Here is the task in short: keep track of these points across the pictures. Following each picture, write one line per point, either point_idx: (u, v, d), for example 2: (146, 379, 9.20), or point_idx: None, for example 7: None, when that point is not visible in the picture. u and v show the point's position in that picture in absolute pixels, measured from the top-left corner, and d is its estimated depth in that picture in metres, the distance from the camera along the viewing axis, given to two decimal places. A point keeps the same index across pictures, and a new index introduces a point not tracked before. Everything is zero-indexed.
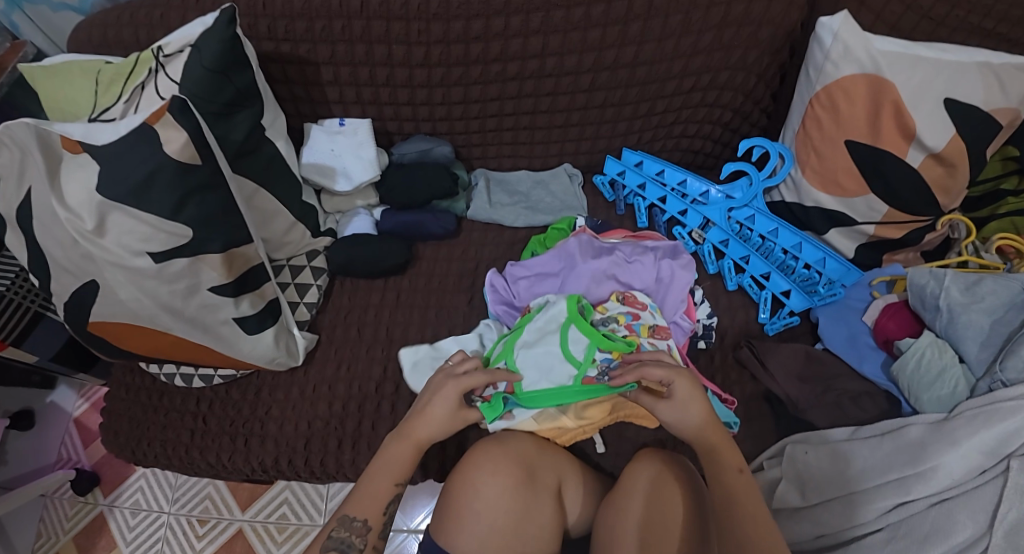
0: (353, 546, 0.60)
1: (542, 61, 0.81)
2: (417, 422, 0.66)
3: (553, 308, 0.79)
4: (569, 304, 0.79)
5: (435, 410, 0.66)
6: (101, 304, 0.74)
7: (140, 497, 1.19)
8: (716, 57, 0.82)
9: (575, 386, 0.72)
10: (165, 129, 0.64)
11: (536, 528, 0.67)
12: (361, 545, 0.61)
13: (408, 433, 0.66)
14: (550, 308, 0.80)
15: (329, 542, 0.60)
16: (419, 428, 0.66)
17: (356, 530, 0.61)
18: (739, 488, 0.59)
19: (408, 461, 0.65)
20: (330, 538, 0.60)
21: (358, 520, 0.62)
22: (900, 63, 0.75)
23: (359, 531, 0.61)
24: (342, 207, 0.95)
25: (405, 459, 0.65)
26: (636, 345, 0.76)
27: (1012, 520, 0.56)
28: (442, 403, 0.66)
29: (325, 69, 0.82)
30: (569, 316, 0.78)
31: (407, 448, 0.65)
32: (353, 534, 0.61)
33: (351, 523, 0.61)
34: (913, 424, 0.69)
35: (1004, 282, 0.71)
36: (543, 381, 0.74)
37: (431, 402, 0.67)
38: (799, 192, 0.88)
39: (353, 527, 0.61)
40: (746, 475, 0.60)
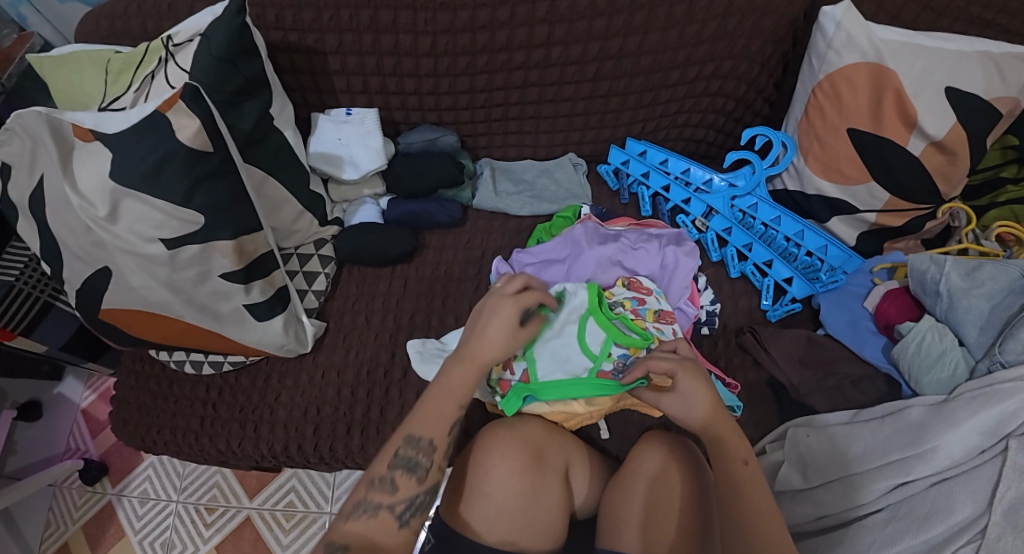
0: (420, 464, 0.62)
1: (547, 50, 0.82)
2: (481, 342, 0.66)
3: (573, 299, 0.80)
4: (591, 294, 0.79)
5: (494, 334, 0.66)
6: (112, 291, 0.74)
7: (148, 487, 1.20)
8: (720, 46, 0.83)
9: (591, 380, 0.75)
10: (177, 116, 0.65)
11: (545, 509, 0.68)
12: (428, 464, 0.63)
13: (471, 355, 0.66)
14: (571, 294, 0.80)
15: (396, 459, 0.62)
16: (479, 348, 0.66)
17: (423, 448, 0.62)
18: (743, 479, 0.59)
19: (470, 381, 0.65)
20: (398, 455, 0.62)
21: (425, 439, 0.63)
22: (902, 51, 0.77)
23: (426, 450, 0.62)
24: (349, 196, 0.96)
25: (467, 380, 0.65)
26: (651, 338, 0.78)
27: (1011, 498, 0.58)
28: (500, 321, 0.67)
29: (332, 58, 0.83)
30: (590, 306, 0.79)
31: (470, 369, 0.65)
32: (419, 452, 0.62)
33: (418, 441, 0.62)
34: (912, 406, 0.71)
35: (1003, 267, 0.72)
36: (559, 372, 0.77)
37: (490, 321, 0.67)
38: (802, 180, 0.88)
39: (420, 446, 0.62)
40: (751, 466, 0.60)
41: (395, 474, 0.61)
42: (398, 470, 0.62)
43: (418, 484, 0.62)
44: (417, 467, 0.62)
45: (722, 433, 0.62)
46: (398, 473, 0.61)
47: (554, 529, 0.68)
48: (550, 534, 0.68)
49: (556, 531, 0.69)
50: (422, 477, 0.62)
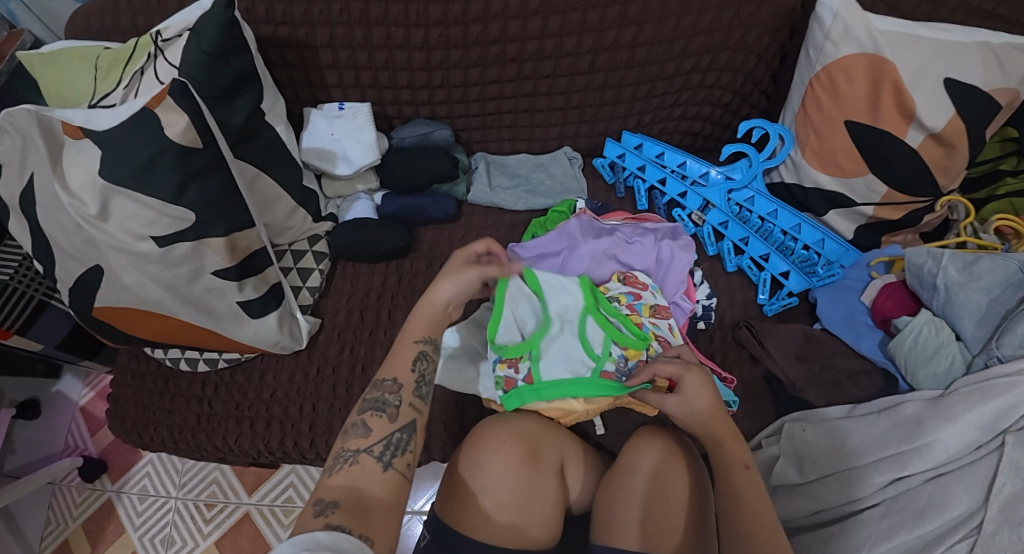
0: (389, 402, 0.59)
1: (541, 43, 0.81)
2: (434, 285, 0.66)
3: (570, 296, 0.81)
4: (585, 290, 0.80)
5: (447, 274, 0.67)
6: (105, 289, 0.74)
7: (147, 483, 1.20)
8: (716, 37, 0.82)
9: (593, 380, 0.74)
10: (167, 112, 0.65)
11: (541, 505, 0.68)
12: (396, 402, 0.59)
13: (429, 300, 0.66)
14: (565, 292, 0.81)
15: (365, 404, 0.59)
16: (435, 290, 0.66)
17: (388, 388, 0.60)
18: (742, 483, 0.59)
19: (431, 322, 0.65)
20: (365, 399, 0.59)
21: (388, 379, 0.60)
22: (900, 42, 0.75)
23: (392, 389, 0.60)
24: (342, 192, 0.95)
25: (429, 320, 0.65)
26: (650, 340, 0.78)
27: (1008, 493, 0.57)
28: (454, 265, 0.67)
29: (324, 52, 0.82)
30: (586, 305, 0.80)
31: (430, 311, 0.65)
32: (385, 391, 0.59)
33: (383, 383, 0.60)
34: (909, 401, 0.71)
35: (1001, 261, 0.71)
36: (562, 370, 0.76)
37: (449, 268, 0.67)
38: (799, 173, 0.87)
39: (385, 386, 0.60)
40: (752, 471, 0.60)
41: (365, 417, 0.58)
42: (367, 412, 0.58)
43: (391, 422, 0.58)
44: (386, 406, 0.58)
45: (721, 436, 0.62)
46: (368, 415, 0.58)
47: (550, 524, 0.68)
48: (546, 529, 0.68)
49: (553, 527, 0.68)
50: (393, 414, 0.58)
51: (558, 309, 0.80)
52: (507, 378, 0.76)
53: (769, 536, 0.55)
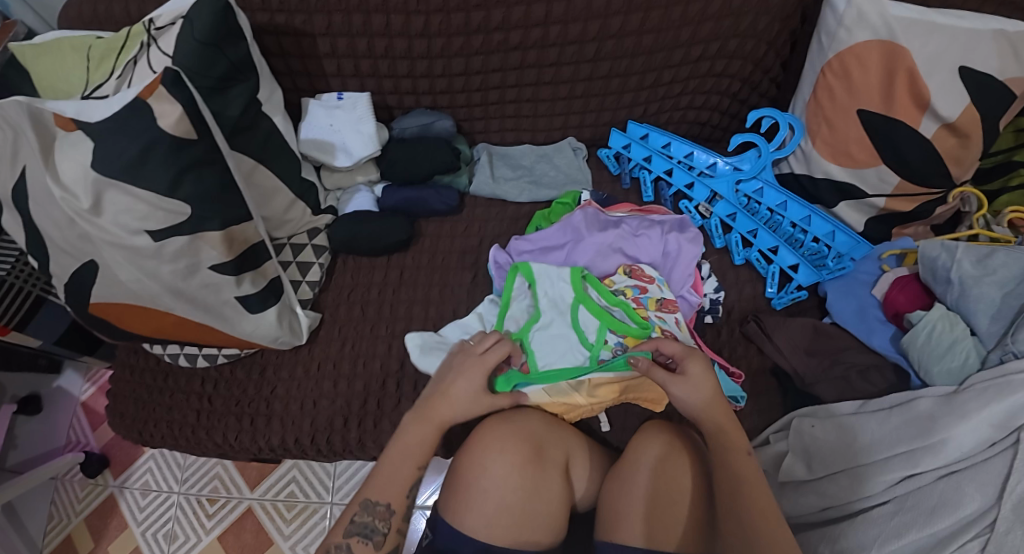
0: (377, 530, 0.62)
1: (545, 30, 0.79)
2: (444, 402, 0.67)
3: (560, 288, 0.80)
4: (576, 279, 0.79)
5: (457, 390, 0.68)
6: (101, 285, 0.73)
7: (149, 479, 1.20)
8: (725, 24, 0.79)
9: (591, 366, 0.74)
10: (159, 102, 0.63)
11: (546, 504, 0.67)
12: (385, 529, 0.62)
13: (430, 414, 0.67)
14: (556, 283, 0.80)
15: (352, 527, 0.61)
16: (441, 408, 0.67)
17: (379, 514, 0.62)
18: (745, 471, 0.60)
19: (432, 431, 0.66)
20: (353, 523, 0.61)
21: (381, 504, 0.62)
22: (915, 29, 0.73)
23: (381, 515, 0.62)
24: (342, 183, 0.93)
25: (428, 439, 0.66)
26: (648, 324, 0.77)
27: (1021, 493, 0.57)
28: (467, 382, 0.69)
29: (322, 41, 0.80)
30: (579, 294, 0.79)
31: (432, 431, 0.66)
32: (376, 518, 0.62)
33: (374, 507, 0.62)
34: (922, 397, 0.69)
35: (1016, 254, 0.69)
36: (561, 362, 0.76)
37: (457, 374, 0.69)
38: (809, 164, 0.86)
39: (376, 511, 0.62)
40: (752, 457, 0.62)
41: (350, 542, 0.60)
42: (353, 538, 0.61)
43: (376, 550, 0.61)
44: (374, 533, 0.61)
45: (723, 423, 0.63)
46: (354, 540, 0.61)
47: (556, 522, 0.67)
48: (552, 528, 0.67)
49: (558, 526, 0.67)
50: (380, 542, 0.61)
51: (549, 300, 0.80)
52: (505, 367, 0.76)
53: (772, 537, 0.55)
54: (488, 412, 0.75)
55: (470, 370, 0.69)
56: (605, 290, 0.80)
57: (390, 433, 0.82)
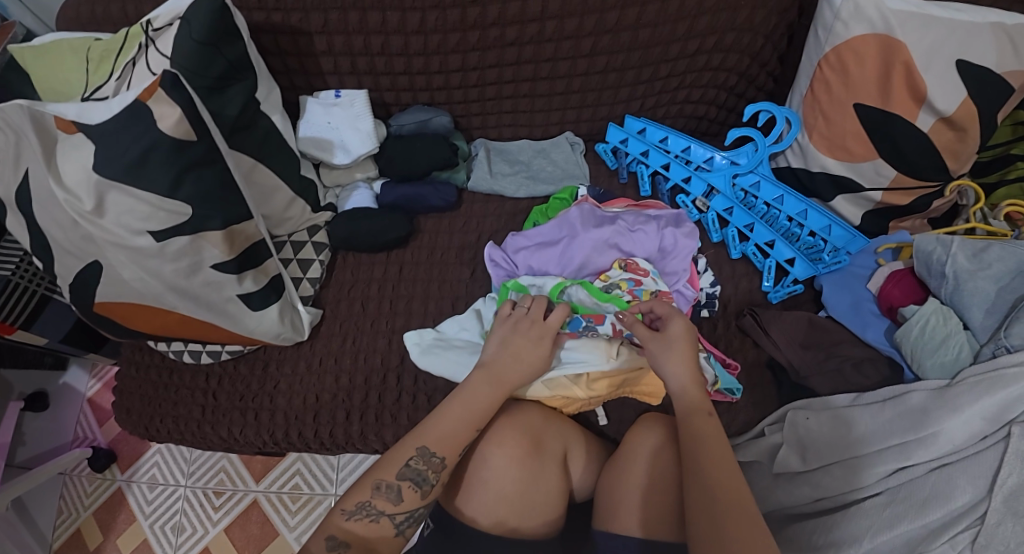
0: (428, 480, 0.62)
1: (541, 25, 0.79)
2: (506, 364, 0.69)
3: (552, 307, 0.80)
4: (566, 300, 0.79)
5: (530, 357, 0.70)
6: (105, 284, 0.74)
7: (156, 472, 1.22)
8: (723, 17, 0.79)
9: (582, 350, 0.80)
10: (158, 104, 0.64)
11: (543, 493, 0.68)
12: (434, 481, 0.63)
13: (499, 378, 0.68)
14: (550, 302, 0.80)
15: (407, 471, 0.62)
16: (514, 376, 0.69)
17: (434, 465, 0.63)
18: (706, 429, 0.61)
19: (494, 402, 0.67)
20: (408, 467, 0.62)
21: (438, 457, 0.63)
22: (912, 22, 0.73)
23: (436, 466, 0.63)
24: (341, 180, 0.94)
25: (489, 405, 0.67)
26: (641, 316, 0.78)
27: (1012, 485, 0.59)
28: (530, 337, 0.71)
29: (318, 39, 0.80)
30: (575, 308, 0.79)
31: (495, 393, 0.67)
32: (429, 468, 0.63)
33: (430, 458, 0.63)
34: (915, 390, 0.70)
35: (1011, 249, 0.70)
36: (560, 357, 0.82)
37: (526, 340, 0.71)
38: (806, 158, 0.86)
39: (431, 462, 0.63)
40: (714, 419, 0.62)
41: (402, 484, 0.62)
42: (405, 481, 0.62)
43: (422, 498, 0.62)
44: (424, 482, 0.62)
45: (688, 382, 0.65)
46: (405, 485, 0.62)
47: (552, 510, 0.69)
48: (548, 515, 0.68)
49: (554, 514, 0.69)
50: (427, 491, 0.62)
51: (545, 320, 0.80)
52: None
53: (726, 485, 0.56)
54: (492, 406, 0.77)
55: (539, 333, 0.72)
56: (598, 289, 0.80)
57: (391, 427, 0.84)
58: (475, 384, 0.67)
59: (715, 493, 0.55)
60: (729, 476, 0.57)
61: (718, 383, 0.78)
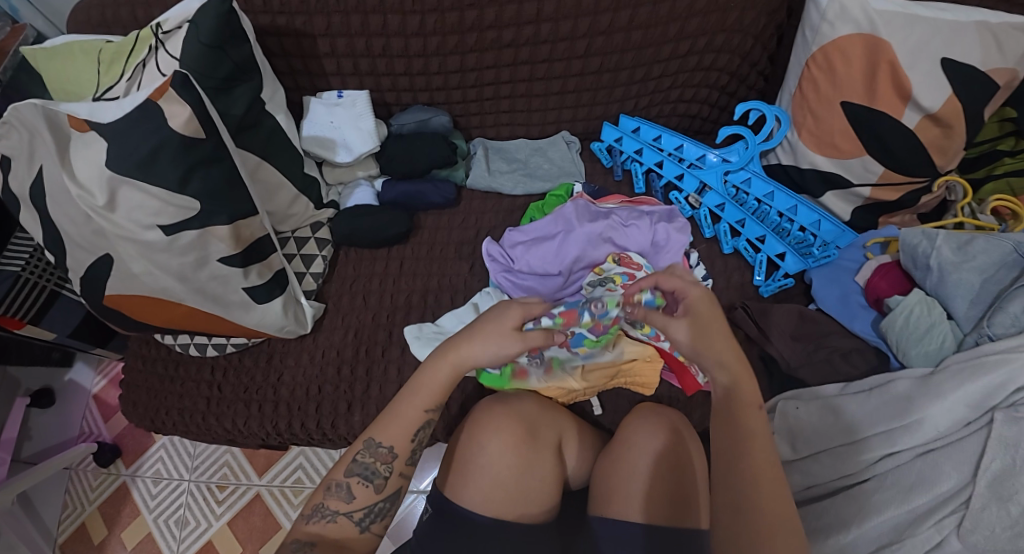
0: (377, 473, 0.64)
1: (536, 27, 0.82)
2: (462, 344, 0.65)
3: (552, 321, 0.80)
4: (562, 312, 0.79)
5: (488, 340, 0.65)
6: (115, 278, 0.77)
7: (160, 467, 1.24)
8: (713, 19, 0.81)
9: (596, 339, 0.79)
10: (169, 104, 0.66)
11: (539, 481, 0.70)
12: (386, 473, 0.64)
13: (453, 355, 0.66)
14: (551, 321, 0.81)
15: (354, 467, 0.64)
16: (467, 355, 0.65)
17: (381, 456, 0.64)
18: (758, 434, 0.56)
19: (443, 387, 0.65)
20: (355, 462, 0.64)
21: (383, 447, 0.64)
22: (897, 22, 0.75)
23: (383, 458, 0.64)
24: (343, 178, 0.97)
25: (438, 388, 0.65)
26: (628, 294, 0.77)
27: (995, 470, 0.61)
28: (502, 322, 0.65)
29: (321, 41, 0.83)
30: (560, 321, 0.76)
31: (448, 372, 0.65)
32: (377, 460, 0.64)
33: (377, 449, 0.64)
34: (899, 378, 0.72)
35: (995, 241, 0.71)
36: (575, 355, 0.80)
37: (490, 326, 0.65)
38: (796, 155, 0.88)
39: (378, 453, 0.64)
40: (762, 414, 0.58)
41: (351, 481, 0.64)
42: (354, 478, 0.64)
43: (376, 493, 0.64)
44: (374, 476, 0.64)
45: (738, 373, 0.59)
46: (354, 481, 0.64)
47: (548, 497, 0.71)
48: (544, 502, 0.71)
49: (550, 501, 0.71)
50: (380, 485, 0.64)
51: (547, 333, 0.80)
52: (520, 369, 0.80)
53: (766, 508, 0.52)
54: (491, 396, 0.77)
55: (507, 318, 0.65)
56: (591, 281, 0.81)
57: None
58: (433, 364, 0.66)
59: (759, 515, 0.52)
60: (776, 500, 0.53)
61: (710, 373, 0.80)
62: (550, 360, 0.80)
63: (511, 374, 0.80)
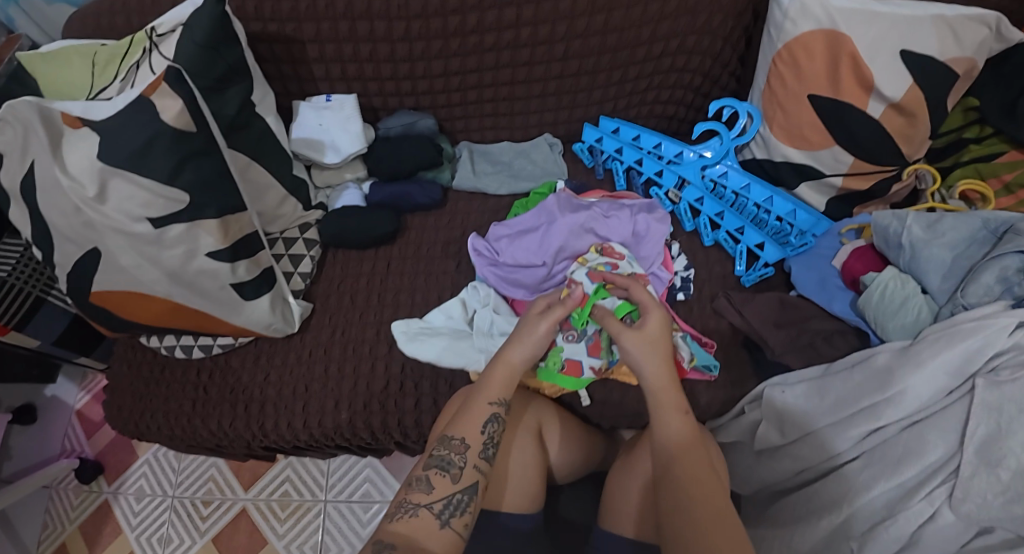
0: (454, 463, 0.63)
1: (517, 31, 0.86)
2: (511, 345, 0.70)
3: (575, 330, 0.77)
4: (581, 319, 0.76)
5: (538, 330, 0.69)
6: (103, 272, 0.77)
7: (143, 483, 1.21)
8: (683, 21, 0.86)
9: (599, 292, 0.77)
10: (161, 98, 0.68)
11: (518, 466, 0.72)
12: (461, 463, 0.63)
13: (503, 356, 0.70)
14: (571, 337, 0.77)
15: (432, 460, 0.63)
16: (512, 349, 0.69)
17: (455, 448, 0.64)
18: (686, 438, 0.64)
19: (505, 380, 0.68)
20: (432, 456, 0.64)
21: (456, 439, 0.65)
22: (855, 18, 0.80)
23: (458, 448, 0.64)
24: (332, 181, 0.99)
25: (504, 381, 0.68)
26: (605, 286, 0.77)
27: (981, 436, 0.62)
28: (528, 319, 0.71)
29: (310, 46, 0.87)
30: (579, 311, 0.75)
31: (504, 369, 0.69)
32: (452, 451, 0.64)
33: (450, 442, 0.65)
34: (879, 352, 0.72)
35: (962, 219, 0.75)
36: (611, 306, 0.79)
37: (532, 323, 0.70)
38: (768, 148, 0.91)
39: (452, 445, 0.65)
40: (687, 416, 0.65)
41: (430, 474, 0.62)
42: (432, 470, 0.63)
43: (454, 483, 0.62)
44: (451, 466, 0.63)
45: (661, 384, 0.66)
46: (432, 472, 0.62)
47: (531, 483, 0.71)
48: (530, 490, 0.71)
49: (534, 489, 0.71)
50: (457, 475, 0.63)
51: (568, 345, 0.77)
52: (569, 361, 0.77)
53: (704, 504, 0.58)
54: (527, 402, 0.78)
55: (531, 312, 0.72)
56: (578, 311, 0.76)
57: (380, 414, 0.86)
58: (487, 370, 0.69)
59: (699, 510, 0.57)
60: (711, 496, 0.59)
61: (695, 360, 0.80)
62: (595, 337, 0.77)
63: (561, 368, 0.77)
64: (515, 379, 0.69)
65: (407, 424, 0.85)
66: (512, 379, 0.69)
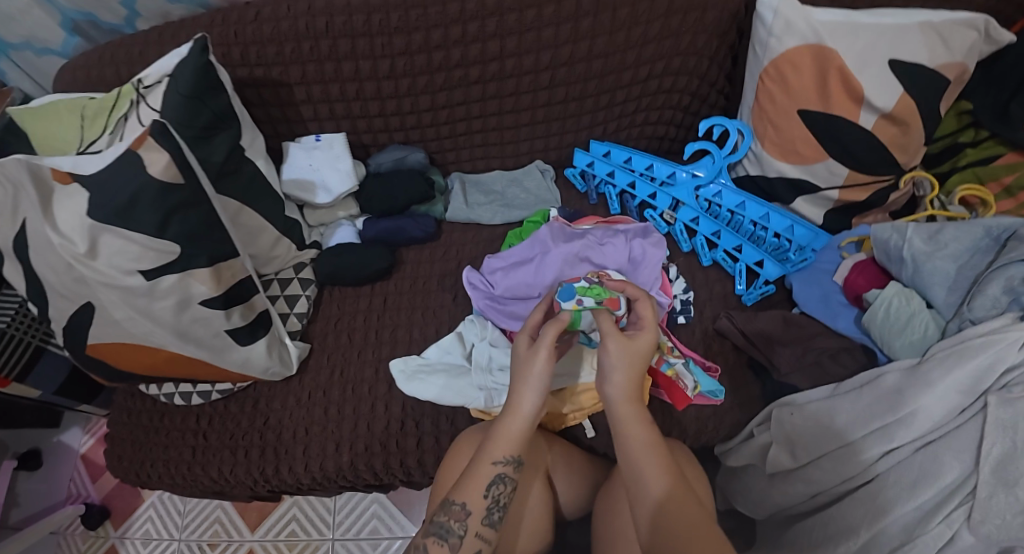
0: (452, 531, 0.61)
1: (502, 63, 0.85)
2: (520, 394, 0.64)
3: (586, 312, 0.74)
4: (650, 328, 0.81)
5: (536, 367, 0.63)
6: (96, 325, 0.77)
7: (150, 527, 1.20)
8: (667, 44, 0.86)
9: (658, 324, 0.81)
10: (148, 152, 0.67)
11: (529, 511, 0.70)
12: (461, 532, 0.61)
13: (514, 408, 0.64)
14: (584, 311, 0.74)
15: (431, 527, 0.62)
16: (520, 400, 0.63)
17: (455, 514, 0.62)
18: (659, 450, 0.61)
19: (514, 436, 0.63)
20: (432, 523, 0.62)
21: (457, 504, 0.62)
22: (841, 31, 0.79)
23: (457, 515, 0.62)
24: (325, 219, 0.99)
25: (514, 436, 0.63)
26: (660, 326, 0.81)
27: (997, 455, 0.59)
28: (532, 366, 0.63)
29: (297, 89, 0.87)
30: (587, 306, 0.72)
31: (514, 423, 0.64)
32: (451, 518, 0.62)
33: (451, 507, 0.63)
34: (888, 372, 0.71)
35: (965, 228, 0.73)
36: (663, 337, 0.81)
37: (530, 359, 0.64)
38: (761, 164, 0.91)
39: (452, 511, 0.62)
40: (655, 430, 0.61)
41: (428, 542, 0.61)
42: (430, 537, 0.62)
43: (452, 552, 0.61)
44: (449, 535, 0.61)
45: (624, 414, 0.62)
46: (430, 541, 0.61)
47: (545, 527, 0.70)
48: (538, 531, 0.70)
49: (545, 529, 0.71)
50: (456, 544, 0.61)
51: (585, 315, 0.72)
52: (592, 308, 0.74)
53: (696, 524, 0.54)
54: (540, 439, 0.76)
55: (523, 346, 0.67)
56: None
57: (381, 455, 0.85)
58: (503, 424, 0.64)
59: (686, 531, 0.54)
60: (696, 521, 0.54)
61: (698, 387, 0.78)
62: None
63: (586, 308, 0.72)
64: (527, 432, 0.64)
65: (408, 464, 0.84)
66: (522, 433, 0.64)
